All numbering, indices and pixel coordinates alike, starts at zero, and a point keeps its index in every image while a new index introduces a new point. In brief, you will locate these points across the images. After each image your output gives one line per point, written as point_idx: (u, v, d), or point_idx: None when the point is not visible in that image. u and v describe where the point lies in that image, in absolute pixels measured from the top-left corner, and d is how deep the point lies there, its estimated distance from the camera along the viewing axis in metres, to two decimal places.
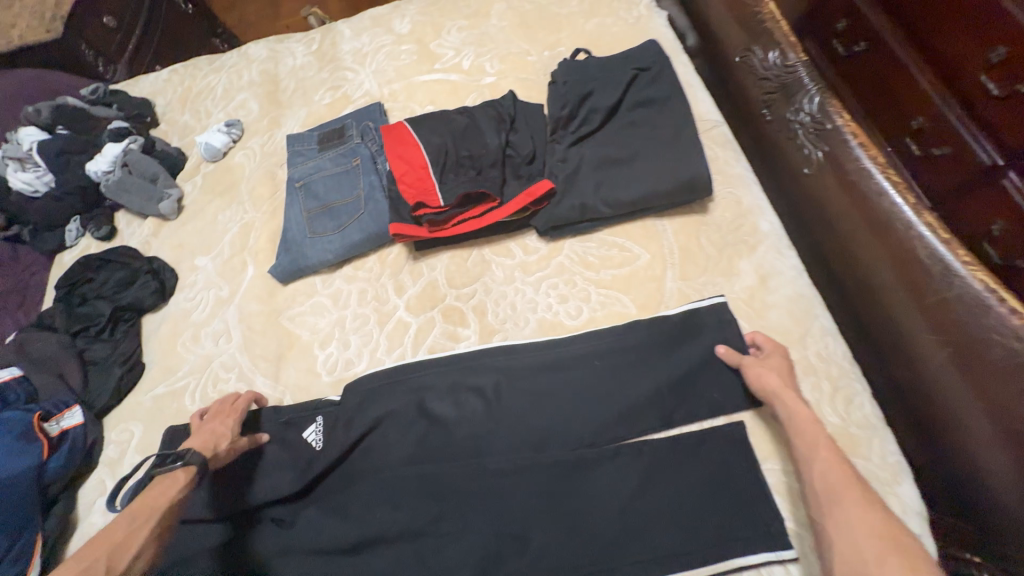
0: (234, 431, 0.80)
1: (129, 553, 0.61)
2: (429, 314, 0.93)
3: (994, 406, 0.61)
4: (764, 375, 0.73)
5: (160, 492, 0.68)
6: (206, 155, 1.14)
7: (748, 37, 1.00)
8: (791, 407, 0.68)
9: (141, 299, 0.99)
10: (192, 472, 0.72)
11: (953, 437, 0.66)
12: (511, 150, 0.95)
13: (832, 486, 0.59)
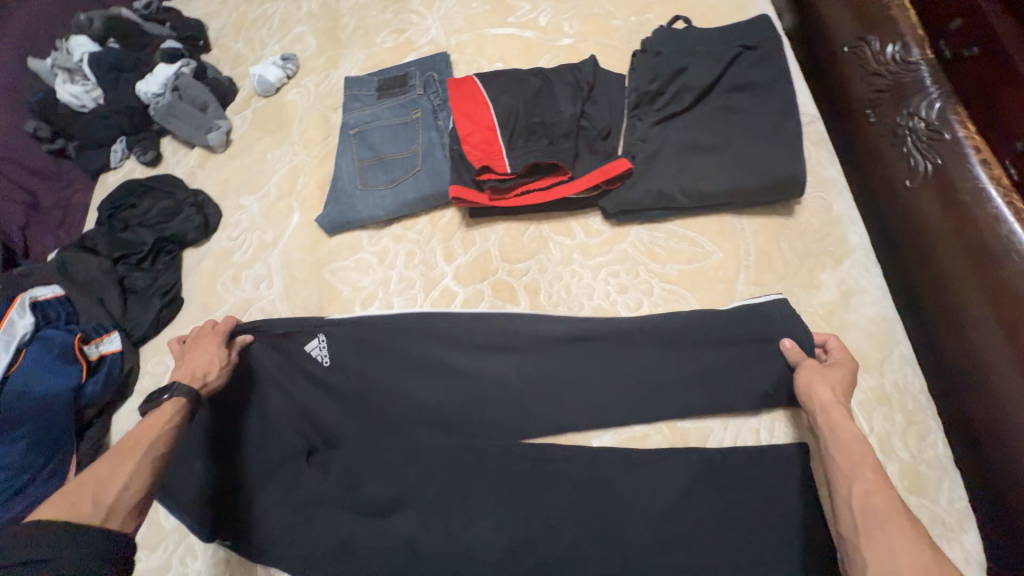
0: (222, 358, 0.76)
1: (116, 484, 0.57)
2: (479, 286, 0.88)
3: None
4: (818, 386, 0.67)
5: (153, 424, 0.64)
6: (259, 88, 1.08)
7: (861, 26, 0.84)
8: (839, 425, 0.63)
9: (184, 233, 0.96)
10: (180, 403, 0.67)
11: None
12: (587, 121, 0.88)
13: (877, 521, 0.54)
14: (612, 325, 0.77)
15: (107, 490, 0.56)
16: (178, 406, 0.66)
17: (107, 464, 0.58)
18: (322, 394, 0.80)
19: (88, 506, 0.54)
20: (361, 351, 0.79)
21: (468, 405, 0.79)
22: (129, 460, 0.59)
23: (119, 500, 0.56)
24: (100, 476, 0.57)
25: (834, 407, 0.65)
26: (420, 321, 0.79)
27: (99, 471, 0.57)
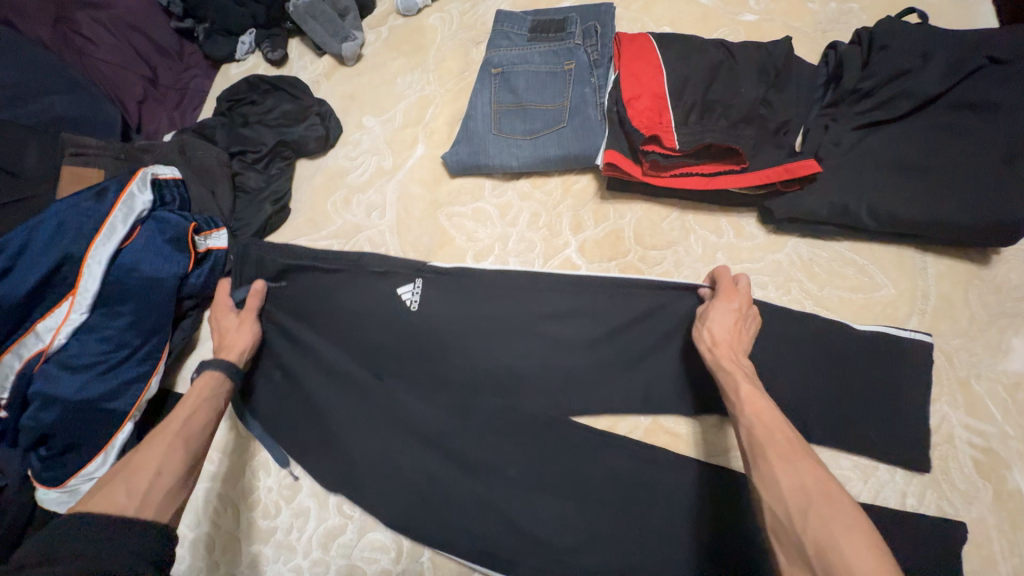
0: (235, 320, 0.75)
1: (148, 473, 0.55)
2: (606, 264, 0.81)
3: None
4: (703, 319, 0.65)
5: (187, 407, 0.64)
6: (401, 5, 1.00)
7: None
8: (720, 349, 0.61)
9: (305, 142, 0.91)
10: (217, 375, 0.68)
11: None
12: (767, 108, 0.76)
13: (751, 424, 0.52)
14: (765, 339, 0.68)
15: (140, 482, 0.54)
16: (212, 379, 0.68)
17: (140, 454, 0.57)
18: (405, 344, 0.74)
19: (122, 498, 0.52)
20: (456, 305, 0.75)
21: (560, 381, 0.73)
22: (163, 445, 0.58)
23: (155, 488, 0.54)
24: (135, 470, 0.55)
25: (716, 332, 0.62)
26: (517, 286, 0.74)
27: (131, 466, 0.55)
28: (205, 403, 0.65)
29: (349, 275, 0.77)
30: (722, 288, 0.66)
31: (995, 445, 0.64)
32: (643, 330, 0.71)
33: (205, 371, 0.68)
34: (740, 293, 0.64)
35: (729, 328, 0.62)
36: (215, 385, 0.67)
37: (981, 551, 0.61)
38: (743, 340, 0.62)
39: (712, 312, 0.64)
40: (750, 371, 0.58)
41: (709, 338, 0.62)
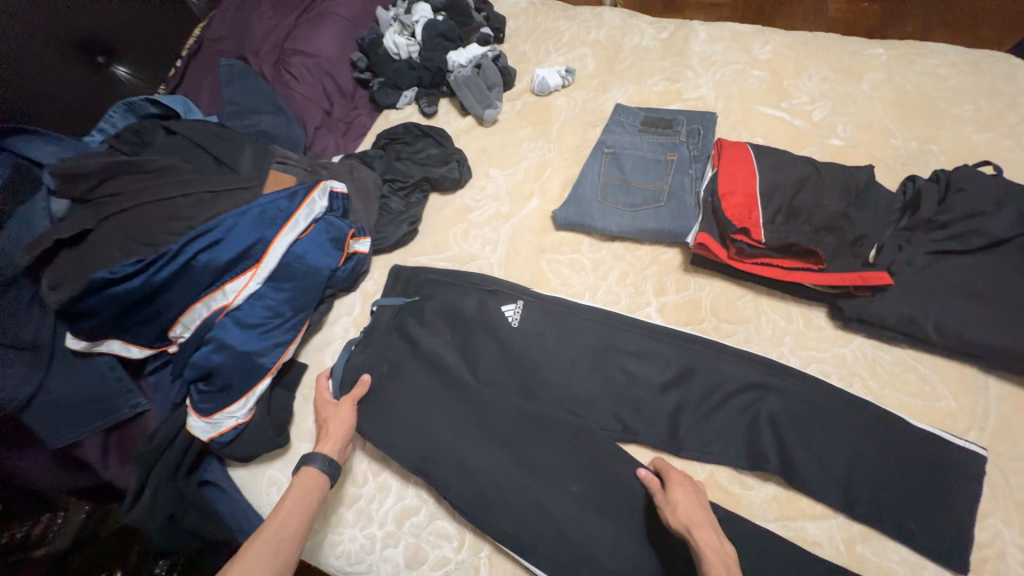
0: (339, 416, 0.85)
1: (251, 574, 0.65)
2: (682, 326, 0.92)
3: None
4: (670, 503, 0.70)
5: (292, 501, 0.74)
6: (537, 87, 1.23)
7: None
8: (698, 531, 0.66)
9: (442, 180, 1.11)
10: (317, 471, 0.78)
11: None
12: (847, 222, 0.88)
13: None
14: (815, 419, 0.78)
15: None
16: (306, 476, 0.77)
17: (249, 557, 0.67)
18: (498, 350, 0.91)
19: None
20: (546, 329, 0.92)
21: (623, 405, 0.86)
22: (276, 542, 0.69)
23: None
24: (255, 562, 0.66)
25: (690, 513, 0.68)
26: (602, 320, 0.92)
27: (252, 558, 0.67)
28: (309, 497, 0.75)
29: (464, 291, 0.96)
30: (677, 474, 0.74)
31: None
32: (701, 375, 0.85)
33: (307, 465, 0.78)
34: (687, 479, 0.74)
35: (698, 512, 0.69)
36: (316, 481, 0.77)
37: None
38: (711, 521, 0.69)
39: (681, 493, 0.71)
40: (729, 558, 0.64)
41: (686, 517, 0.68)
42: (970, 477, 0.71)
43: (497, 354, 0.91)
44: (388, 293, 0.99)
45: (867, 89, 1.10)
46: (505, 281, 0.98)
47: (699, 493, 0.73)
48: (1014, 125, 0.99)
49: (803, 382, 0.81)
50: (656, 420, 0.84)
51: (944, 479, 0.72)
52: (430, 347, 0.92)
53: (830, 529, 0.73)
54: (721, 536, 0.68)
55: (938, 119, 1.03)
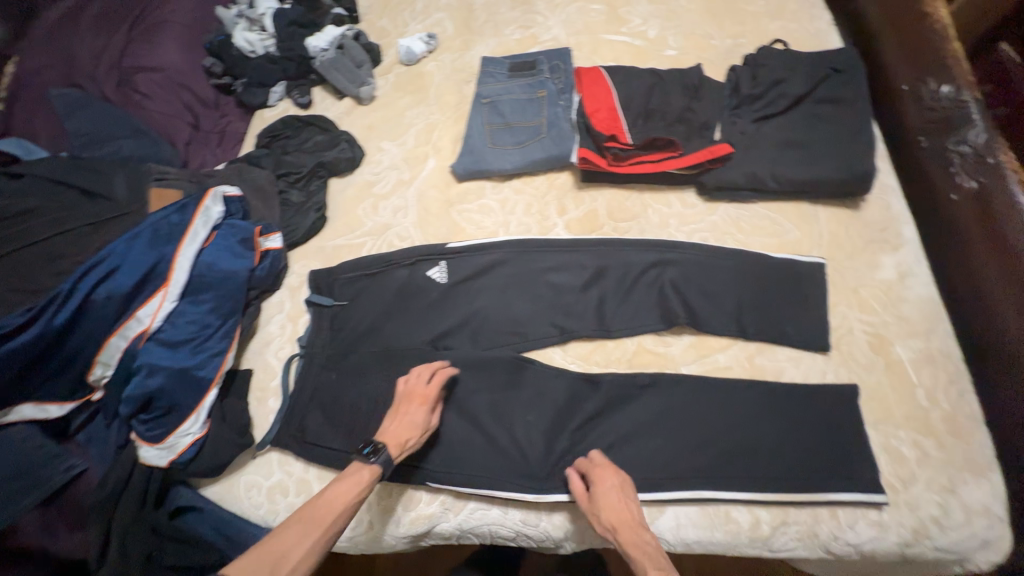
0: (417, 422, 0.81)
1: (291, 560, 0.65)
2: (586, 235, 1.04)
3: None
4: (596, 509, 0.74)
5: (344, 497, 0.72)
6: (404, 57, 1.27)
7: (920, 70, 1.11)
8: (619, 531, 0.71)
9: (337, 163, 1.13)
10: (377, 471, 0.75)
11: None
12: (693, 113, 1.05)
13: None
14: (703, 275, 0.96)
15: (282, 569, 0.65)
16: (371, 473, 0.75)
17: (290, 531, 0.68)
18: (436, 302, 0.98)
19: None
20: (473, 271, 1.00)
21: (557, 314, 0.96)
22: (302, 541, 0.67)
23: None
24: (275, 550, 0.66)
25: (610, 516, 0.72)
26: (520, 249, 1.02)
27: (281, 542, 0.67)
28: (353, 504, 0.72)
29: (388, 269, 1.00)
30: (591, 484, 0.78)
31: (881, 331, 0.88)
32: (611, 269, 0.99)
33: (370, 462, 0.75)
34: (607, 475, 0.78)
35: (614, 509, 0.73)
36: (372, 480, 0.75)
37: (880, 406, 0.84)
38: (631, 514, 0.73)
39: (603, 500, 0.74)
40: (651, 548, 0.69)
41: (608, 520, 0.72)
42: (818, 282, 0.92)
43: (435, 304, 0.97)
44: (313, 291, 0.99)
45: (684, 4, 1.28)
46: (425, 246, 1.03)
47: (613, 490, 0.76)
48: (795, 11, 1.22)
49: (690, 250, 0.98)
50: (586, 315, 0.96)
51: (800, 289, 0.92)
52: (372, 321, 0.96)
53: (735, 354, 0.90)
54: (645, 530, 0.72)
55: (741, 17, 1.24)
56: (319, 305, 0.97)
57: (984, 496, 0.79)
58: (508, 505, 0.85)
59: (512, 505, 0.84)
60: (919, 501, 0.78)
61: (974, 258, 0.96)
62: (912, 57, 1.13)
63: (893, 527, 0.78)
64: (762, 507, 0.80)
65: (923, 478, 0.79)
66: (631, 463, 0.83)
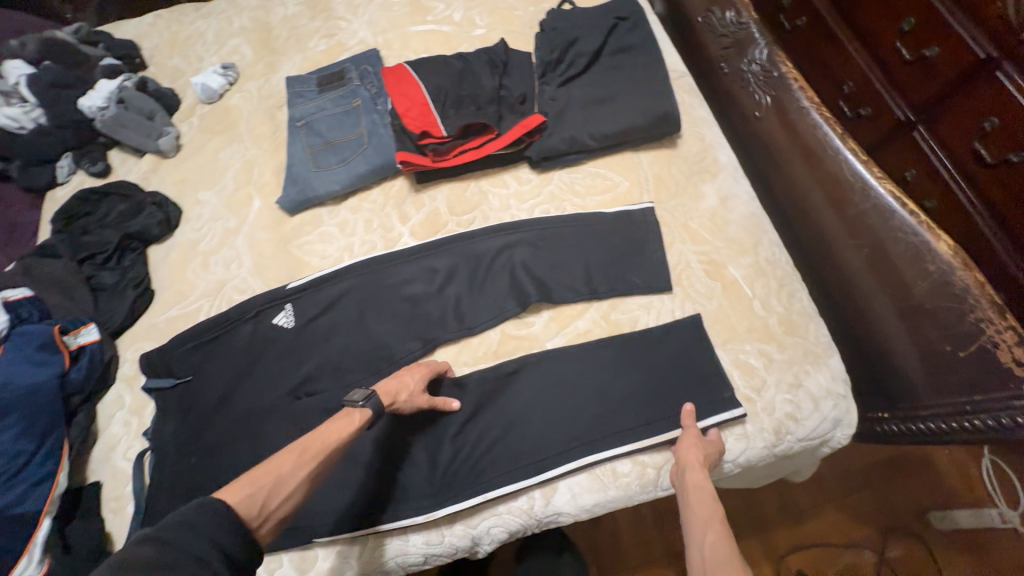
0: (414, 386, 0.82)
1: (279, 495, 0.65)
2: (433, 238, 1.02)
3: (877, 266, 0.89)
4: (684, 446, 0.79)
5: (337, 433, 0.72)
6: (203, 96, 1.16)
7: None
8: (690, 470, 0.76)
9: (149, 229, 1.02)
10: (368, 414, 0.75)
11: (857, 310, 0.94)
12: (505, 91, 1.05)
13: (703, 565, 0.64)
14: (548, 247, 0.96)
15: (274, 497, 0.65)
16: (363, 417, 0.75)
17: (280, 460, 0.67)
18: (290, 349, 0.91)
19: (254, 507, 0.63)
20: (323, 306, 0.94)
21: (418, 325, 0.93)
22: (294, 476, 0.67)
23: (279, 511, 0.65)
24: (269, 474, 0.65)
25: (688, 457, 0.77)
26: (368, 269, 0.97)
27: (275, 467, 0.66)
28: (344, 442, 0.72)
29: (230, 328, 0.92)
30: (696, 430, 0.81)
31: (714, 257, 0.93)
32: (461, 266, 0.97)
33: (360, 405, 0.76)
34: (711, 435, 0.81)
35: (691, 456, 0.78)
36: (360, 424, 0.75)
37: (727, 327, 0.89)
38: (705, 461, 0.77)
39: (688, 445, 0.79)
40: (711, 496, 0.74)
41: (684, 459, 0.77)
42: (651, 226, 0.96)
43: (289, 352, 0.91)
44: (149, 376, 0.90)
45: None
46: (266, 292, 0.96)
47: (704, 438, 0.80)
48: None
49: (533, 226, 0.98)
50: (446, 318, 0.94)
51: (637, 237, 0.96)
52: (224, 389, 0.89)
53: (592, 317, 0.92)
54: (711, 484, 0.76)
55: None
56: (159, 389, 0.88)
57: (827, 382, 0.86)
58: (407, 531, 0.82)
59: (411, 531, 0.82)
60: (774, 404, 0.85)
61: (785, 164, 1.04)
62: None
63: (757, 435, 0.83)
64: (642, 454, 0.83)
65: (772, 381, 0.85)
66: (518, 453, 0.84)
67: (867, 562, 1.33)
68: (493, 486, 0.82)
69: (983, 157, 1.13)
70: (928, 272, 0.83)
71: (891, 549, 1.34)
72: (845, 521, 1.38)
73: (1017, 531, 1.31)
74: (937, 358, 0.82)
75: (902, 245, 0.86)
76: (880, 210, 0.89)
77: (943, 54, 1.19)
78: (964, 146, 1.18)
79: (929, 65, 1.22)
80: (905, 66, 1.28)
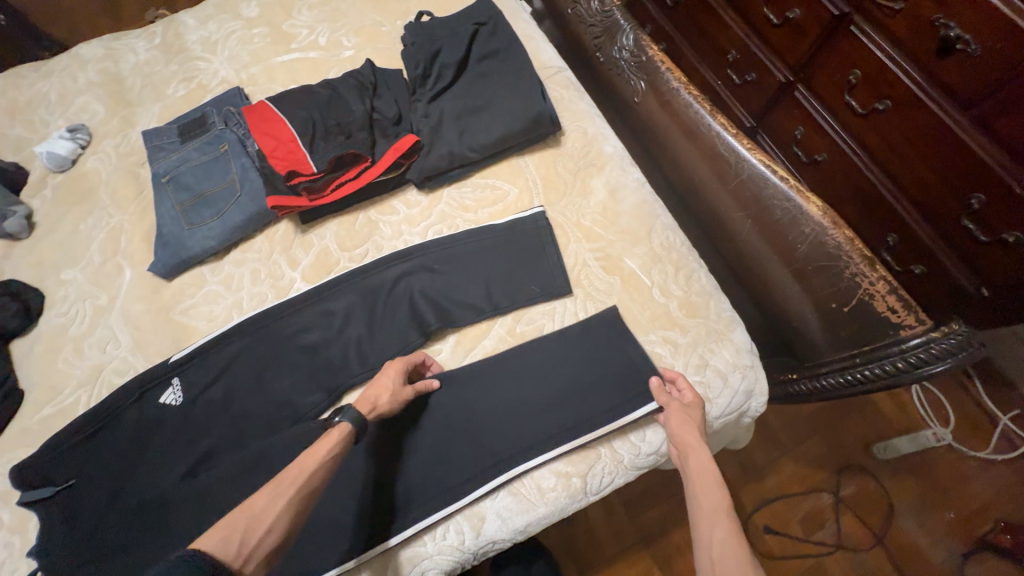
0: (394, 383, 0.80)
1: (261, 530, 0.61)
2: (326, 278, 0.96)
3: (767, 234, 0.89)
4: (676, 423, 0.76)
5: (317, 451, 0.71)
6: (51, 165, 1.06)
7: None
8: (691, 449, 0.73)
9: (4, 324, 0.92)
10: (345, 428, 0.73)
11: (756, 278, 0.94)
12: (378, 113, 1.01)
13: (714, 554, 0.60)
14: (447, 269, 0.93)
15: (254, 535, 0.61)
16: (344, 431, 0.74)
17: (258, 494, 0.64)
18: (184, 427, 0.85)
19: (232, 547, 0.59)
20: (214, 373, 0.88)
21: (321, 376, 0.89)
22: (274, 507, 0.64)
23: (262, 548, 0.61)
24: (243, 512, 0.62)
25: (683, 435, 0.75)
26: (259, 324, 0.91)
27: (248, 505, 0.63)
28: (326, 465, 0.69)
29: (111, 418, 0.84)
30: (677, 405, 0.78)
31: (609, 251, 0.93)
32: (358, 305, 0.92)
33: (339, 420, 0.75)
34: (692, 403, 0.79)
35: (686, 433, 0.75)
36: (345, 437, 0.73)
37: (631, 319, 0.89)
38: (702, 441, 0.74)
39: (681, 421, 0.76)
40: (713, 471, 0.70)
41: (681, 437, 0.75)
42: (544, 230, 0.94)
43: (183, 431, 0.85)
44: (22, 490, 0.80)
45: None
46: (149, 368, 0.89)
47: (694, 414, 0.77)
48: None
49: (428, 250, 0.95)
50: (349, 363, 0.89)
51: (533, 243, 0.94)
52: (115, 486, 0.81)
53: (498, 334, 0.90)
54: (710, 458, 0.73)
55: None
56: (36, 500, 0.79)
57: (734, 357, 0.88)
58: None
59: None
60: None
61: (669, 146, 1.03)
62: None
63: None
64: (565, 463, 0.81)
65: (680, 367, 0.86)
66: (444, 480, 0.80)
67: (826, 505, 1.34)
68: (418, 519, 0.77)
69: (855, 108, 1.14)
70: (805, 234, 0.84)
71: (846, 487, 1.36)
72: (801, 470, 1.38)
73: (952, 447, 1.39)
74: (828, 316, 0.84)
75: (780, 212, 0.87)
76: (755, 180, 0.90)
77: (804, 15, 1.18)
78: (836, 100, 1.19)
79: (793, 27, 1.22)
80: (772, 28, 1.27)
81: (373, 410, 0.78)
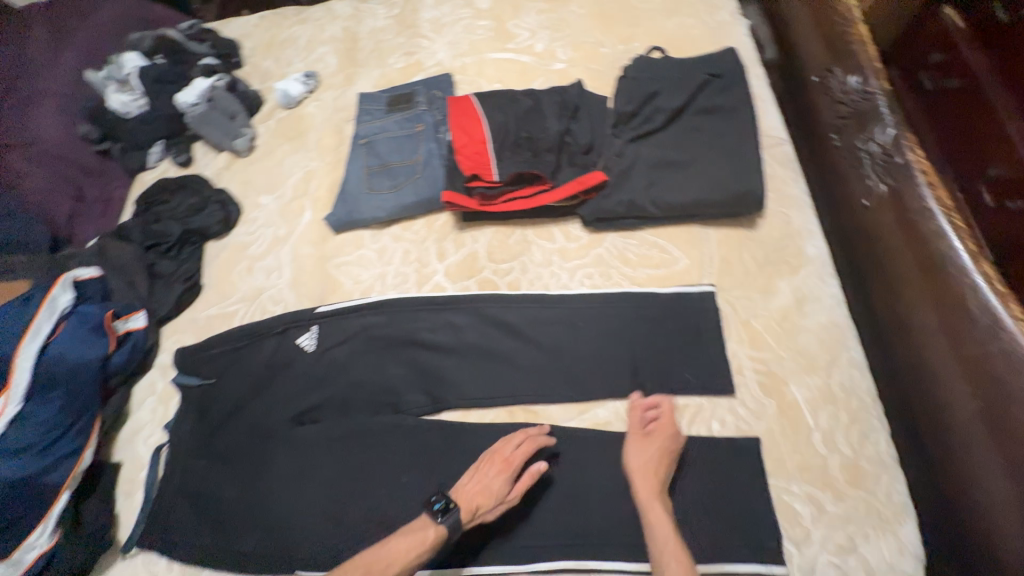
0: (498, 489, 0.72)
1: None
2: (466, 282, 0.96)
3: (999, 434, 0.68)
4: (638, 452, 0.74)
5: (405, 549, 0.68)
6: (282, 101, 1.21)
7: (832, 58, 1.01)
8: (647, 493, 0.71)
9: (208, 227, 1.08)
10: (442, 534, 0.70)
11: (952, 477, 0.73)
12: (571, 137, 0.97)
13: None
14: (583, 318, 0.88)
15: None
16: (436, 535, 0.69)
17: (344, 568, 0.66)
18: (306, 375, 0.91)
19: None
20: (344, 336, 0.93)
21: (428, 379, 0.90)
22: None
23: None
24: None
25: (641, 471, 0.73)
26: (394, 307, 0.94)
27: None
28: (410, 565, 0.67)
29: (257, 340, 0.94)
30: (653, 431, 0.76)
31: (773, 368, 0.80)
32: (487, 327, 0.91)
33: (437, 521, 0.70)
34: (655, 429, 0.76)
35: (646, 464, 0.73)
36: (436, 541, 0.69)
37: (775, 456, 0.76)
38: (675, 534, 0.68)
39: (642, 456, 0.74)
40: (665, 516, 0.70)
41: (635, 469, 0.73)
42: (705, 318, 0.85)
43: (303, 376, 0.91)
44: (180, 371, 0.95)
45: (575, 9, 1.19)
46: (296, 310, 0.98)
47: (664, 476, 0.73)
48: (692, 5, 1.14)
49: (574, 299, 0.90)
50: (460, 381, 0.89)
51: (687, 326, 0.85)
52: (240, 400, 0.90)
53: (616, 408, 0.83)
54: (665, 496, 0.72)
55: (633, 19, 1.15)
56: (186, 385, 0.92)
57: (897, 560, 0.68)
58: None
59: None
60: (814, 565, 0.69)
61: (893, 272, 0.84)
62: (824, 41, 1.03)
63: None
64: None
65: (818, 537, 0.71)
66: (513, 534, 0.76)
67: None
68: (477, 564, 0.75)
69: None
70: None
71: None
72: None
73: None
74: None
75: None
76: (1012, 361, 0.68)
77: None
78: None
79: None
80: None
81: (474, 517, 0.71)
